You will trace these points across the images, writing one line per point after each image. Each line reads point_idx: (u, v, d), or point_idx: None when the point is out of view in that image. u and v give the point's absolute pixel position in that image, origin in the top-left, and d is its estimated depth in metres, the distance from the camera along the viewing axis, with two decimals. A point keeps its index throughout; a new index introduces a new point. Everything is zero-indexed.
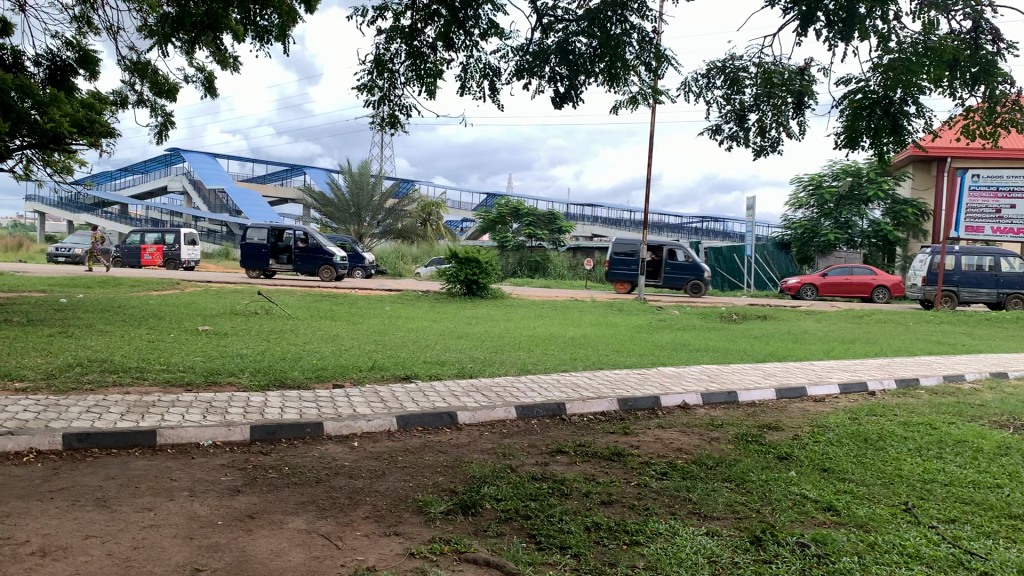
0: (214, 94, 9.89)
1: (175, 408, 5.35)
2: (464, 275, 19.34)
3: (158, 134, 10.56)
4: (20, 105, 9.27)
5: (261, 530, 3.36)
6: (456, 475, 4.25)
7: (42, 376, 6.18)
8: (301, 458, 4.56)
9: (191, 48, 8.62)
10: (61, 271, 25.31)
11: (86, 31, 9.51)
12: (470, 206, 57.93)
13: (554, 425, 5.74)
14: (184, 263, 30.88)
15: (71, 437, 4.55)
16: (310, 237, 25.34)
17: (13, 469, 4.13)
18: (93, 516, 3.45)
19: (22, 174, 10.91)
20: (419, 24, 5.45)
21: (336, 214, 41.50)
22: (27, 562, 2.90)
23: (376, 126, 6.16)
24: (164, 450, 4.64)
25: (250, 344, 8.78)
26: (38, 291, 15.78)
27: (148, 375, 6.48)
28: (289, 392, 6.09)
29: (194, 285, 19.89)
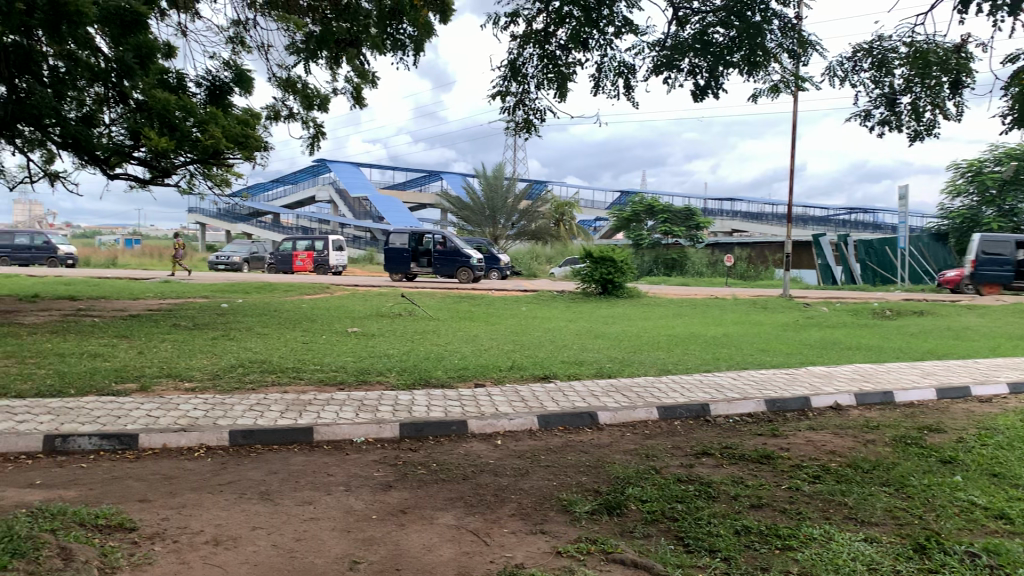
0: (360, 105, 10.29)
1: (330, 406, 5.60)
2: (599, 274, 19.30)
3: (309, 145, 11.08)
4: (184, 123, 10.08)
5: (413, 525, 3.46)
6: (599, 475, 4.25)
7: (209, 377, 6.61)
8: (448, 456, 4.67)
9: (335, 64, 9.01)
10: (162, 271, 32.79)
11: (240, 52, 10.11)
12: (604, 205, 57.67)
13: (698, 426, 5.63)
14: (333, 268, 32.25)
15: (236, 434, 4.84)
16: (449, 240, 25.91)
17: (186, 463, 4.45)
18: (258, 508, 3.66)
19: (187, 188, 11.68)
20: (551, 28, 5.44)
21: (473, 217, 42.50)
22: (202, 550, 3.11)
23: (511, 131, 6.18)
24: (320, 446, 4.87)
25: (395, 345, 9.09)
26: (201, 296, 16.93)
27: (302, 374, 6.81)
28: (434, 391, 6.26)
29: (340, 288, 20.77)
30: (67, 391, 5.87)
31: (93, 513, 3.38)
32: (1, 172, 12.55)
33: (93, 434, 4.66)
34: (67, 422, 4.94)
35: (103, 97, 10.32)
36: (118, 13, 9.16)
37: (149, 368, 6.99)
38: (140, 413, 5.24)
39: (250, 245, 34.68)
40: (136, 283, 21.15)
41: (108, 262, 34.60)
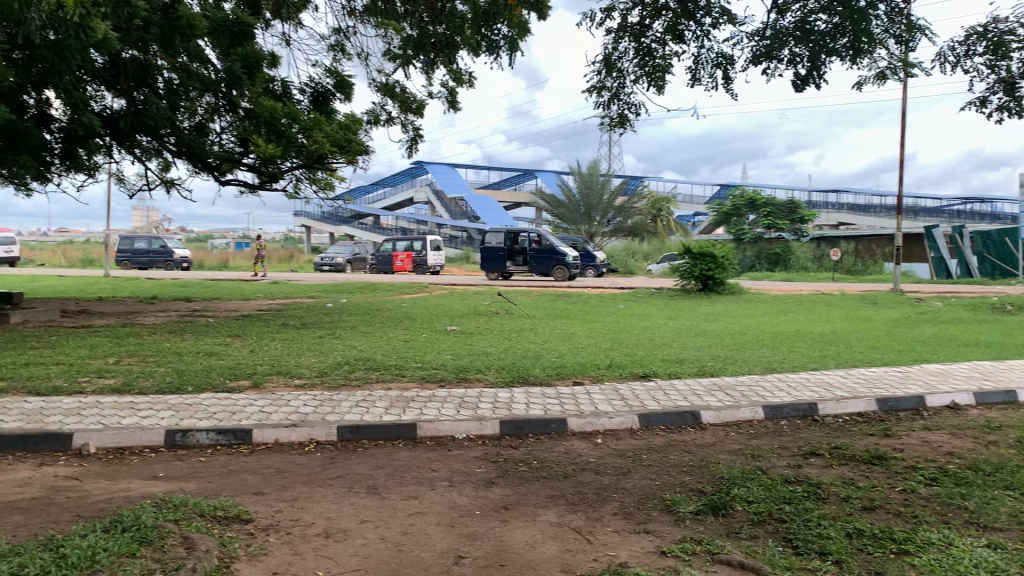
0: (456, 108, 10.42)
1: (432, 403, 5.71)
2: (699, 271, 18.98)
3: (408, 148, 11.29)
4: (289, 130, 10.50)
5: (516, 522, 3.49)
6: (704, 475, 4.18)
7: (317, 374, 6.83)
8: (549, 453, 4.69)
9: (432, 67, 9.16)
10: (246, 271, 34.80)
11: (340, 59, 10.40)
12: (702, 200, 56.67)
13: (805, 426, 5.48)
14: (431, 268, 32.77)
15: (343, 429, 4.99)
16: (544, 238, 25.97)
17: (297, 458, 4.61)
18: (366, 502, 3.76)
19: (294, 192, 12.09)
20: (646, 20, 5.37)
21: (568, 216, 42.49)
22: (314, 542, 3.22)
23: (607, 128, 6.12)
24: (424, 442, 4.96)
25: (494, 343, 9.18)
26: (308, 296, 17.51)
27: (405, 372, 6.95)
28: (534, 389, 6.29)
29: (439, 288, 21.10)
30: (186, 387, 6.16)
31: (212, 505, 3.54)
32: (121, 180, 13.28)
33: (210, 429, 4.88)
34: (186, 417, 5.18)
35: (214, 106, 10.92)
36: (225, 25, 9.66)
37: (260, 366, 7.27)
38: (253, 409, 5.45)
39: (352, 246, 35.62)
40: (245, 286, 22.04)
41: (220, 265, 36.26)
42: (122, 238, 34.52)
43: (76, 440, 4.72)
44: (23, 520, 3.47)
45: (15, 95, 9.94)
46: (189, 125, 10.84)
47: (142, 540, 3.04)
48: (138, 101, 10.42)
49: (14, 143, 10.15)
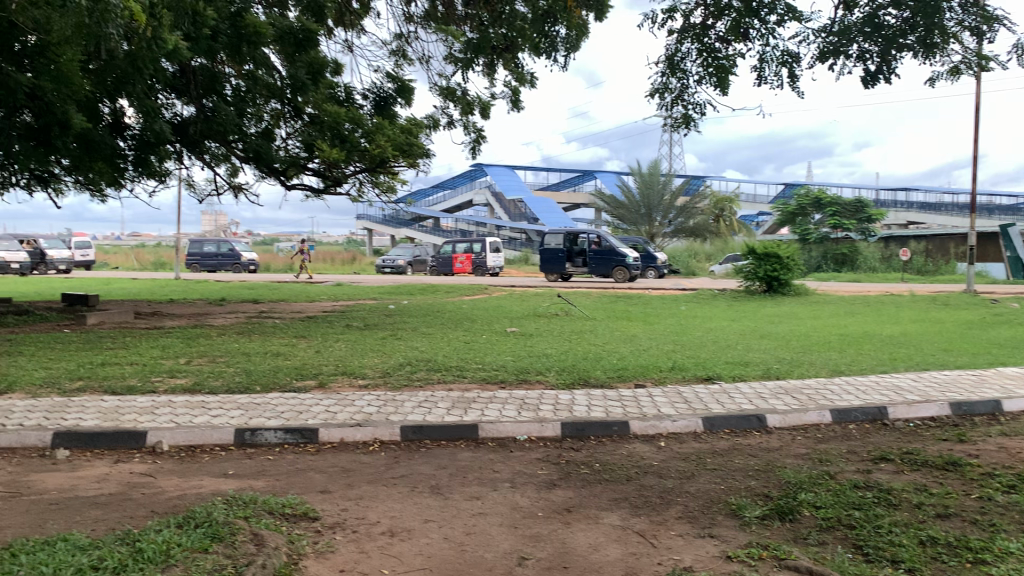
0: (519, 107, 10.44)
1: (493, 404, 5.73)
2: (763, 272, 18.67)
3: (471, 150, 11.36)
4: (352, 135, 10.68)
5: (579, 524, 3.48)
6: (770, 479, 4.11)
7: (380, 375, 6.92)
8: (611, 456, 4.67)
9: (492, 69, 9.20)
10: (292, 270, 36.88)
11: (402, 64, 10.52)
12: (765, 199, 55.73)
13: (875, 430, 5.35)
14: (491, 270, 32.90)
15: (406, 429, 5.04)
16: (604, 239, 25.86)
17: (362, 457, 4.68)
18: (430, 502, 3.79)
19: (357, 196, 12.27)
20: (709, 20, 5.31)
21: (628, 216, 42.19)
22: (379, 541, 3.26)
23: (670, 129, 6.06)
24: (485, 443, 4.99)
25: (554, 344, 9.16)
26: (370, 298, 17.75)
27: (466, 373, 6.99)
28: (595, 391, 6.26)
29: (499, 289, 21.17)
30: (254, 387, 6.30)
31: (280, 503, 3.61)
32: (192, 186, 13.65)
33: (277, 428, 4.98)
34: (254, 416, 5.30)
35: (280, 112, 11.12)
36: (290, 32, 9.86)
37: (325, 366, 7.40)
38: (319, 409, 5.55)
39: (413, 249, 36.01)
40: (309, 287, 22.43)
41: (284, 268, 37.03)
42: (192, 242, 35.49)
43: (150, 438, 4.86)
44: (101, 515, 3.59)
45: (91, 104, 10.29)
46: (256, 131, 11.08)
47: (214, 535, 3.12)
48: (207, 109, 10.69)
49: (90, 149, 10.52)
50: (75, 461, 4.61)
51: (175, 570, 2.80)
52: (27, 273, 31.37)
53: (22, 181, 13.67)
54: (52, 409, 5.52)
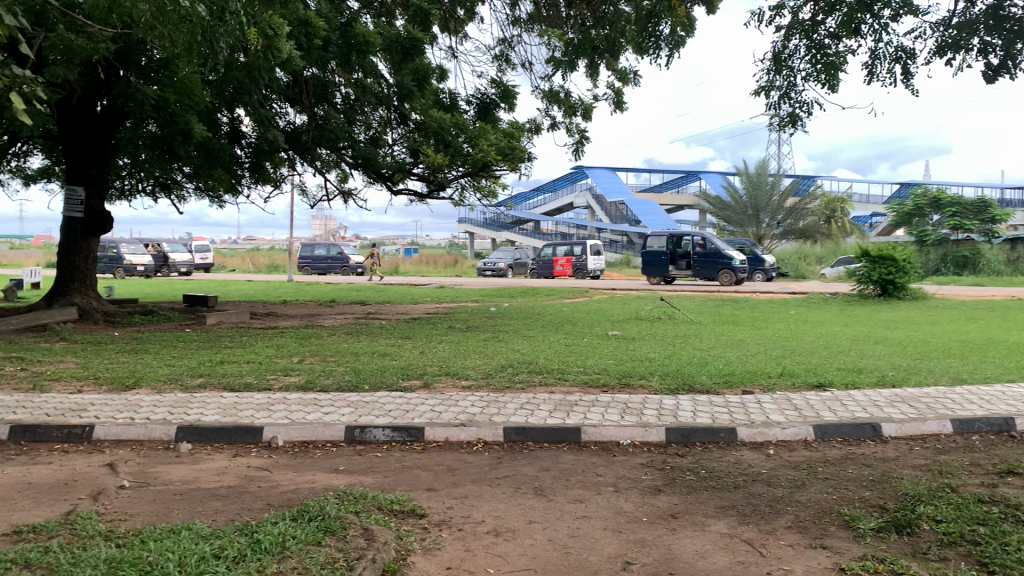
0: (622, 108, 10.39)
1: (596, 408, 5.71)
2: (877, 274, 17.97)
3: (574, 151, 11.36)
4: (456, 141, 10.85)
5: (685, 531, 3.43)
6: (885, 491, 3.95)
7: (483, 376, 7.00)
8: (718, 463, 4.59)
9: (595, 71, 9.18)
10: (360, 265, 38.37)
11: (505, 69, 10.63)
12: (880, 200, 53.62)
13: (1000, 442, 5.06)
14: (590, 273, 32.70)
15: (510, 430, 5.08)
16: (709, 241, 25.45)
17: (466, 456, 4.75)
18: (533, 503, 3.82)
19: (460, 200, 12.45)
20: (819, 16, 5.15)
21: (735, 218, 41.11)
22: (484, 540, 3.30)
23: (776, 127, 5.90)
24: (589, 447, 4.98)
25: (658, 349, 9.06)
26: (473, 301, 17.95)
27: (568, 376, 6.99)
28: (700, 397, 6.16)
29: (601, 292, 21.07)
30: (363, 386, 6.48)
31: (389, 499, 3.71)
32: (304, 191, 14.14)
33: (385, 427, 5.10)
34: (364, 414, 5.46)
35: (387, 119, 11.44)
36: (397, 41, 10.11)
37: (431, 367, 7.53)
38: (425, 408, 5.66)
39: (514, 251, 36.28)
40: (415, 289, 22.93)
41: (389, 270, 37.94)
42: (303, 245, 36.80)
43: (266, 433, 5.07)
44: (222, 506, 3.77)
45: (211, 114, 10.81)
46: (365, 139, 11.40)
47: (326, 529, 3.23)
48: (319, 117, 11.08)
49: (210, 158, 11.02)
50: (196, 454, 4.85)
51: (290, 561, 2.91)
52: (152, 275, 33.20)
53: (149, 188, 14.47)
54: (177, 404, 5.82)
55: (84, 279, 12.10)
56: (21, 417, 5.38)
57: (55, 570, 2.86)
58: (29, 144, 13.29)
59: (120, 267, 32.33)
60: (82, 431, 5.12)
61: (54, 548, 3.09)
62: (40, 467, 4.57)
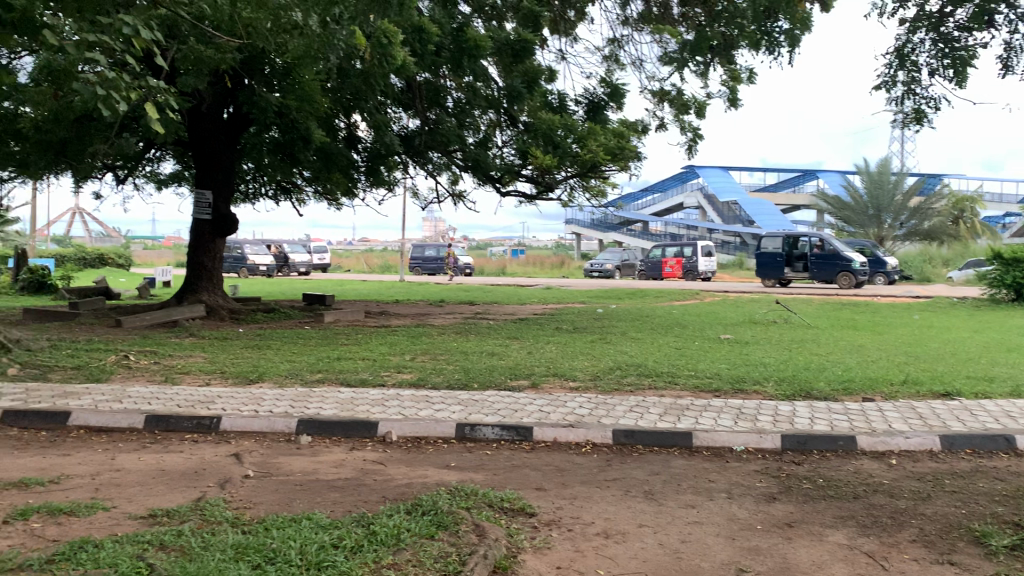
0: (736, 105, 10.17)
1: (708, 412, 5.61)
2: (1011, 277, 16.97)
3: (687, 150, 11.21)
4: (565, 140, 10.86)
5: (801, 540, 3.34)
6: (1020, 507, 3.73)
7: (591, 378, 6.98)
8: (837, 472, 4.43)
9: (707, 70, 9.08)
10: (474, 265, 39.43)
11: (615, 68, 10.58)
12: (1015, 199, 50.62)
13: None
14: (703, 275, 32.19)
15: (619, 433, 5.05)
16: (827, 242, 24.62)
17: (575, 458, 4.75)
18: (643, 507, 3.79)
19: (569, 200, 12.44)
20: (948, 8, 4.92)
21: (855, 218, 39.39)
22: (594, 541, 3.30)
23: (898, 125, 5.67)
24: (700, 452, 4.90)
25: (772, 353, 8.84)
26: (581, 302, 17.93)
27: (679, 380, 6.89)
28: (818, 403, 5.96)
29: (713, 295, 20.67)
30: (473, 385, 6.58)
31: (499, 496, 3.75)
32: (416, 193, 14.45)
33: (495, 425, 5.17)
34: (473, 412, 5.54)
35: (496, 121, 11.55)
36: (508, 44, 10.23)
37: (540, 367, 7.57)
38: (533, 408, 5.69)
39: (622, 253, 36.05)
40: (523, 290, 23.09)
41: (498, 271, 38.30)
42: (415, 246, 37.58)
43: (381, 428, 5.22)
44: (339, 497, 3.90)
45: (329, 120, 11.19)
46: (475, 141, 11.55)
47: (439, 524, 3.30)
48: (431, 121, 11.31)
49: (328, 162, 11.40)
50: (315, 446, 5.04)
51: (405, 554, 3.00)
52: (273, 274, 34.57)
53: (271, 192, 15.11)
54: (297, 398, 6.05)
55: (211, 278, 12.70)
56: (156, 408, 5.71)
57: (187, 553, 3.03)
58: (163, 150, 14.10)
59: (244, 268, 33.85)
60: (210, 422, 5.39)
61: (186, 532, 3.27)
62: (173, 456, 4.84)
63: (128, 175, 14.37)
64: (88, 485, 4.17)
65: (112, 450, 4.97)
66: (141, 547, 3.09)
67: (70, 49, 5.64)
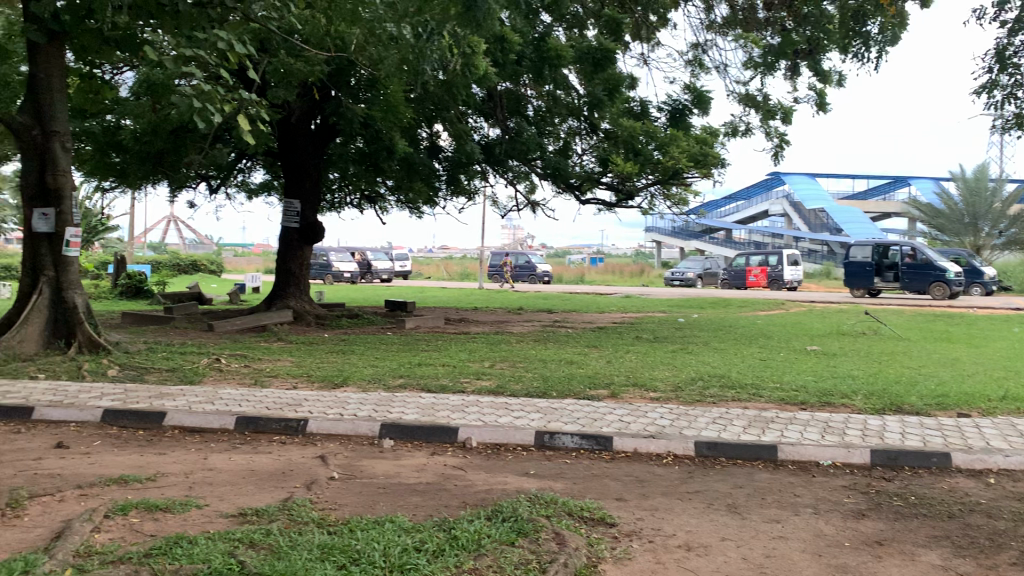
0: (825, 109, 9.93)
1: (793, 426, 5.49)
2: None
3: (773, 156, 11.00)
4: (646, 148, 10.85)
5: (892, 559, 3.23)
6: None
7: (672, 388, 6.90)
8: (930, 490, 4.27)
9: (794, 75, 8.90)
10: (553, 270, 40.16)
11: (699, 74, 10.47)
12: None
13: None
14: (789, 284, 31.31)
15: (701, 445, 4.99)
16: (919, 251, 23.80)
17: (656, 469, 4.71)
18: (726, 520, 3.73)
19: (649, 208, 12.38)
20: None
21: (950, 227, 37.97)
22: (675, 554, 3.27)
23: None
24: (786, 466, 4.79)
25: (861, 366, 8.59)
26: (663, 311, 17.72)
27: (763, 392, 6.75)
28: (910, 418, 5.76)
29: (799, 305, 20.17)
30: (552, 393, 6.58)
31: (579, 505, 3.75)
32: (496, 201, 14.57)
33: (574, 434, 5.16)
34: (553, 420, 5.55)
35: (576, 129, 11.58)
36: (589, 52, 10.29)
37: (620, 377, 7.53)
38: (613, 418, 5.66)
39: (704, 261, 35.58)
40: (602, 298, 23.01)
41: (577, 279, 38.24)
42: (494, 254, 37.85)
43: (461, 434, 5.27)
44: (421, 501, 3.96)
45: (412, 130, 11.40)
46: (554, 149, 11.59)
47: (519, 530, 3.33)
48: (511, 130, 11.41)
49: (410, 171, 11.61)
50: (398, 450, 5.13)
51: (485, 559, 3.03)
52: (357, 281, 35.31)
53: (355, 201, 15.47)
54: (380, 402, 6.17)
55: (298, 284, 13.05)
56: (246, 410, 5.91)
57: (276, 551, 3.13)
58: (254, 161, 14.58)
59: (329, 274, 34.73)
60: (297, 424, 5.55)
61: (275, 531, 3.37)
62: (262, 456, 4.99)
63: (221, 184, 14.90)
64: (182, 483, 4.34)
65: (204, 450, 5.16)
66: (232, 544, 3.20)
67: (168, 65, 5.95)
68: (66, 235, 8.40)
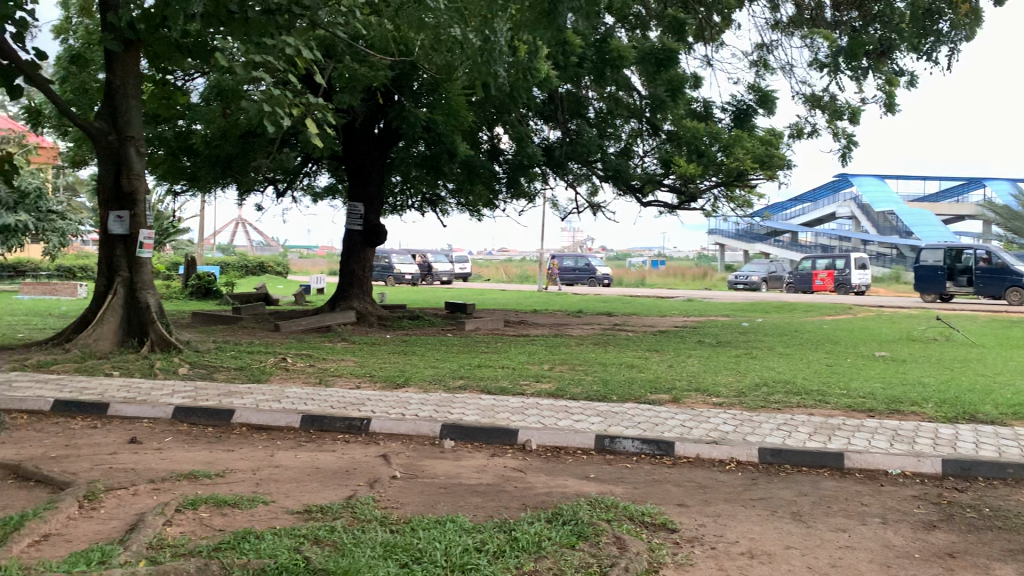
0: (894, 110, 9.69)
1: (860, 433, 5.37)
2: None
3: (841, 157, 10.76)
4: (709, 149, 10.74)
5: (965, 572, 3.14)
6: None
7: (735, 394, 6.81)
8: (1005, 502, 4.13)
9: (862, 75, 8.72)
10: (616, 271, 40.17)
11: (764, 74, 10.31)
12: None
13: None
14: (856, 288, 30.61)
15: (765, 451, 4.91)
16: (995, 255, 22.98)
17: (718, 475, 4.65)
18: (791, 528, 3.67)
19: (712, 210, 12.24)
20: None
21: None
22: (739, 561, 3.23)
23: None
24: (853, 474, 4.69)
25: (931, 372, 8.35)
26: (725, 315, 17.47)
27: (829, 398, 6.61)
28: (984, 428, 5.57)
29: (867, 309, 19.66)
30: (612, 396, 6.56)
31: (640, 510, 3.73)
32: (557, 203, 14.57)
33: (635, 438, 5.14)
34: (613, 424, 5.52)
35: (638, 131, 11.52)
36: (652, 53, 10.22)
37: (682, 381, 7.46)
38: (674, 423, 5.61)
39: (768, 264, 35.02)
40: (663, 301, 22.81)
41: (638, 282, 38.01)
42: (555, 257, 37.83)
43: (521, 436, 5.29)
44: (481, 502, 3.99)
45: (474, 133, 11.48)
46: (616, 151, 11.55)
47: (579, 534, 3.33)
48: (572, 132, 11.39)
49: (472, 174, 11.69)
50: (458, 451, 5.17)
51: (546, 562, 3.04)
52: (418, 282, 35.66)
53: (417, 203, 15.63)
54: (441, 403, 6.23)
55: (361, 286, 13.25)
56: (311, 409, 6.02)
57: (340, 548, 3.18)
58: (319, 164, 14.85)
59: (391, 276, 35.17)
60: (360, 423, 5.63)
61: (339, 528, 3.43)
62: (326, 454, 5.09)
63: (287, 187, 15.21)
64: (250, 480, 4.45)
65: (271, 447, 5.28)
66: (298, 540, 3.27)
67: (238, 70, 6.12)
68: (140, 238, 8.67)
